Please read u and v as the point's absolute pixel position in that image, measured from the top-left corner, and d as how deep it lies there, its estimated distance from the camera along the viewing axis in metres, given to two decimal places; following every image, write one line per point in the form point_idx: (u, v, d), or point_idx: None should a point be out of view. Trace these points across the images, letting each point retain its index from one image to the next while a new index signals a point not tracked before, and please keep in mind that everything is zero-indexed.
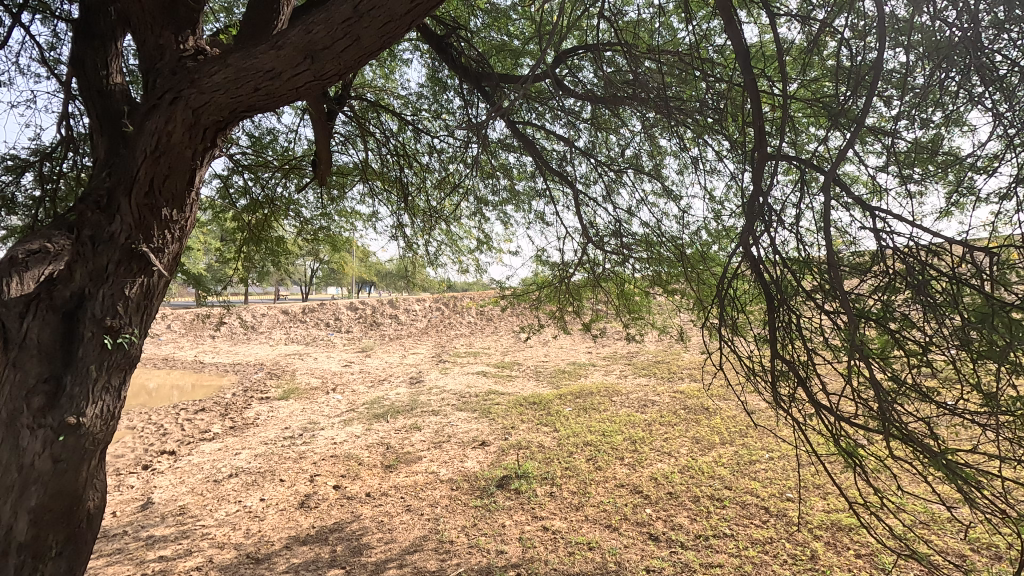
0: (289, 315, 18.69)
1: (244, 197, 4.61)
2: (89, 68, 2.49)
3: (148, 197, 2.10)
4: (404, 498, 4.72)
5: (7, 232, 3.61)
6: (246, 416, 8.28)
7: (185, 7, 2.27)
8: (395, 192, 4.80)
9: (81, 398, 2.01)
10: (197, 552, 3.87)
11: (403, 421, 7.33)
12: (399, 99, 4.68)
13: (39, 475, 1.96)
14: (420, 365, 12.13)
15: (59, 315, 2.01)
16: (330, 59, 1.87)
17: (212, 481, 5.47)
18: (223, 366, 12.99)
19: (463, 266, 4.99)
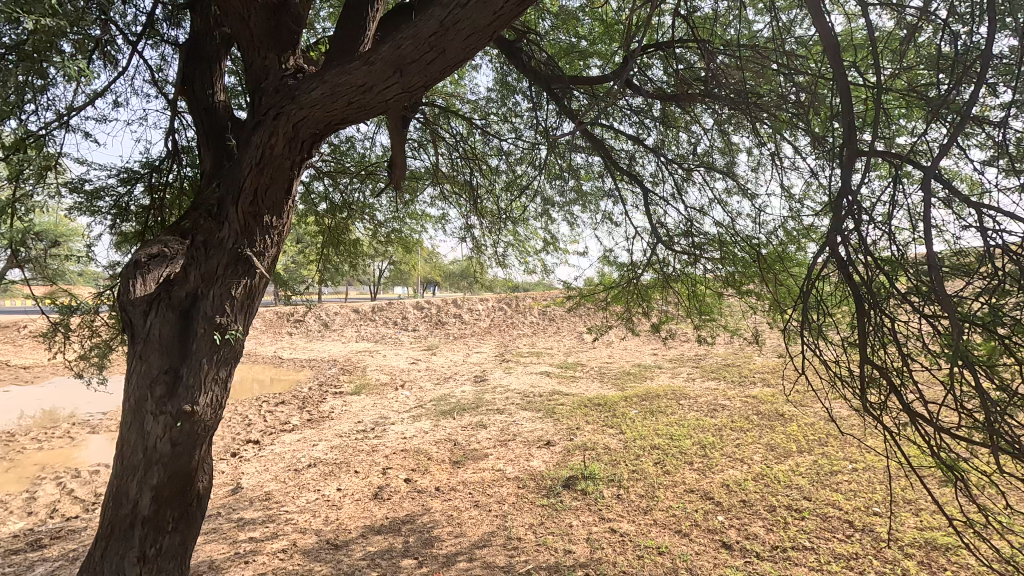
0: (359, 314, 19.51)
1: (323, 202, 4.87)
2: (198, 88, 2.74)
3: (252, 205, 2.28)
4: (472, 494, 4.84)
5: (121, 237, 4.00)
6: (322, 410, 8.73)
7: (286, 29, 2.46)
8: (464, 195, 4.91)
9: (195, 388, 2.21)
10: (282, 535, 4.14)
11: (469, 419, 7.49)
12: (469, 103, 4.79)
13: (159, 457, 2.21)
14: (484, 364, 12.33)
15: (176, 313, 2.22)
16: (417, 72, 1.98)
17: (294, 469, 5.82)
18: (299, 362, 13.74)
19: (529, 267, 5.03)
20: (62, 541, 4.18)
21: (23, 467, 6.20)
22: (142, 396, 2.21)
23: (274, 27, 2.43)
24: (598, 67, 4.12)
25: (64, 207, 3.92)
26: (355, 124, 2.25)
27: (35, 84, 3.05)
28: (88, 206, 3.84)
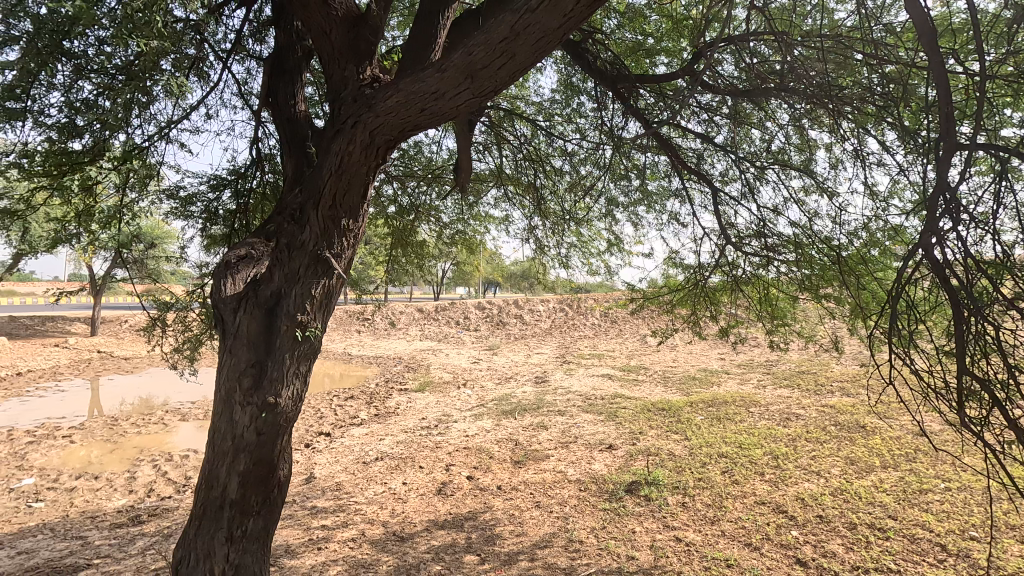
0: (424, 313, 20.03)
1: (392, 205, 5.04)
2: (281, 99, 2.92)
3: (331, 209, 2.40)
4: (533, 494, 4.85)
5: (210, 240, 4.31)
6: (388, 406, 9.04)
7: (363, 40, 2.57)
8: (528, 197, 4.94)
9: (278, 382, 2.35)
10: (352, 524, 4.32)
11: (530, 419, 7.52)
12: (534, 105, 4.82)
13: (246, 445, 2.37)
14: (545, 365, 12.33)
15: (263, 310, 2.37)
16: (488, 77, 2.03)
17: (362, 462, 6.06)
18: (367, 358, 14.28)
19: (592, 267, 4.98)
20: (158, 518, 4.56)
21: (124, 449, 6.81)
22: (231, 388, 2.37)
23: (353, 39, 2.56)
24: (666, 64, 4.04)
25: (161, 212, 4.28)
26: (427, 129, 2.33)
27: (141, 100, 3.35)
28: (182, 211, 4.17)
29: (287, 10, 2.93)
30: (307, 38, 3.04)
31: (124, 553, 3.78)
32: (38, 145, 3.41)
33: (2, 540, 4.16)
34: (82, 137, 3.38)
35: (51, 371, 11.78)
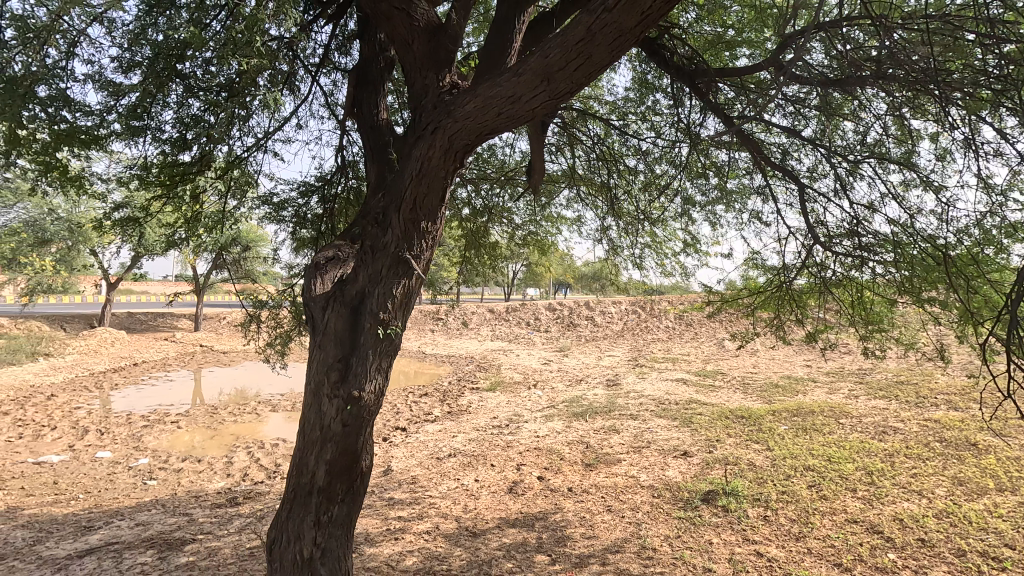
0: (495, 313, 20.31)
1: (466, 207, 5.16)
2: (366, 108, 3.08)
3: (412, 212, 2.49)
4: (605, 498, 4.79)
5: (299, 242, 4.60)
6: (461, 404, 9.24)
7: (443, 48, 2.66)
8: (600, 198, 4.88)
9: (361, 377, 2.47)
10: (426, 517, 4.47)
11: (601, 422, 7.43)
12: (607, 104, 4.77)
13: (332, 436, 2.52)
14: (616, 368, 12.14)
15: (348, 309, 2.51)
16: (564, 79, 2.05)
17: (436, 458, 6.24)
18: (440, 357, 14.68)
19: (667, 269, 4.85)
20: (252, 501, 4.92)
21: (223, 436, 7.41)
22: (320, 381, 2.53)
23: (433, 48, 2.65)
24: (748, 56, 3.86)
25: (257, 217, 4.61)
26: (503, 133, 2.37)
27: (240, 114, 3.64)
28: (275, 216, 4.48)
29: (371, 24, 3.09)
30: (389, 50, 3.19)
31: (223, 531, 4.11)
32: (154, 158, 3.79)
33: (122, 513, 4.65)
34: (191, 150, 3.72)
35: (162, 362, 13.03)
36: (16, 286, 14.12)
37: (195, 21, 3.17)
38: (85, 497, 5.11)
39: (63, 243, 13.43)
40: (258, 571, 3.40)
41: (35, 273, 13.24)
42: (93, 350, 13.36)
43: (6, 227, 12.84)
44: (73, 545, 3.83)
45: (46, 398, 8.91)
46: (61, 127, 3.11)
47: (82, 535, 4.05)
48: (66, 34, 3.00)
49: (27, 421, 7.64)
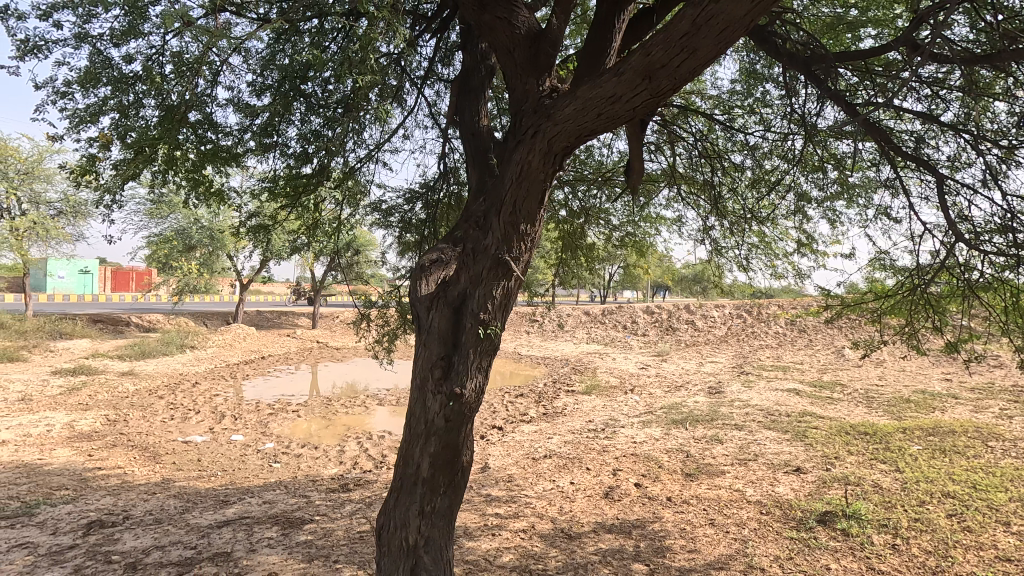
0: (591, 316, 20.17)
1: (562, 209, 5.16)
2: (467, 116, 3.19)
3: (511, 215, 2.53)
4: (707, 511, 4.57)
5: (404, 247, 4.85)
6: (556, 406, 9.27)
7: (544, 54, 2.71)
8: (703, 196, 4.66)
9: (463, 374, 2.56)
10: (522, 516, 4.53)
11: (703, 431, 7.09)
12: (711, 98, 4.56)
13: (436, 430, 2.64)
14: (720, 375, 11.53)
15: (450, 309, 2.62)
16: (666, 76, 2.03)
17: (532, 458, 6.30)
18: (536, 359, 14.80)
19: (777, 271, 4.52)
20: (362, 488, 5.27)
21: (336, 426, 8.00)
22: (425, 378, 2.66)
23: (534, 54, 2.70)
24: (873, 36, 3.54)
25: (368, 224, 4.94)
26: (602, 134, 2.37)
27: (354, 128, 3.93)
28: (383, 222, 4.77)
29: (473, 34, 3.20)
30: (490, 58, 3.28)
31: (337, 514, 4.44)
32: (281, 171, 4.19)
33: (252, 491, 5.18)
34: (311, 163, 4.07)
35: (284, 356, 14.33)
36: (169, 287, 16.24)
37: (316, 45, 3.47)
38: (222, 474, 5.76)
39: (206, 249, 15.23)
40: (367, 554, 3.63)
41: (184, 275, 15.14)
42: (229, 344, 15.02)
43: (162, 235, 14.83)
44: (213, 517, 4.33)
45: (192, 385, 10.14)
46: (206, 147, 3.54)
47: (221, 508, 4.58)
48: (211, 65, 3.41)
49: (177, 405, 8.75)
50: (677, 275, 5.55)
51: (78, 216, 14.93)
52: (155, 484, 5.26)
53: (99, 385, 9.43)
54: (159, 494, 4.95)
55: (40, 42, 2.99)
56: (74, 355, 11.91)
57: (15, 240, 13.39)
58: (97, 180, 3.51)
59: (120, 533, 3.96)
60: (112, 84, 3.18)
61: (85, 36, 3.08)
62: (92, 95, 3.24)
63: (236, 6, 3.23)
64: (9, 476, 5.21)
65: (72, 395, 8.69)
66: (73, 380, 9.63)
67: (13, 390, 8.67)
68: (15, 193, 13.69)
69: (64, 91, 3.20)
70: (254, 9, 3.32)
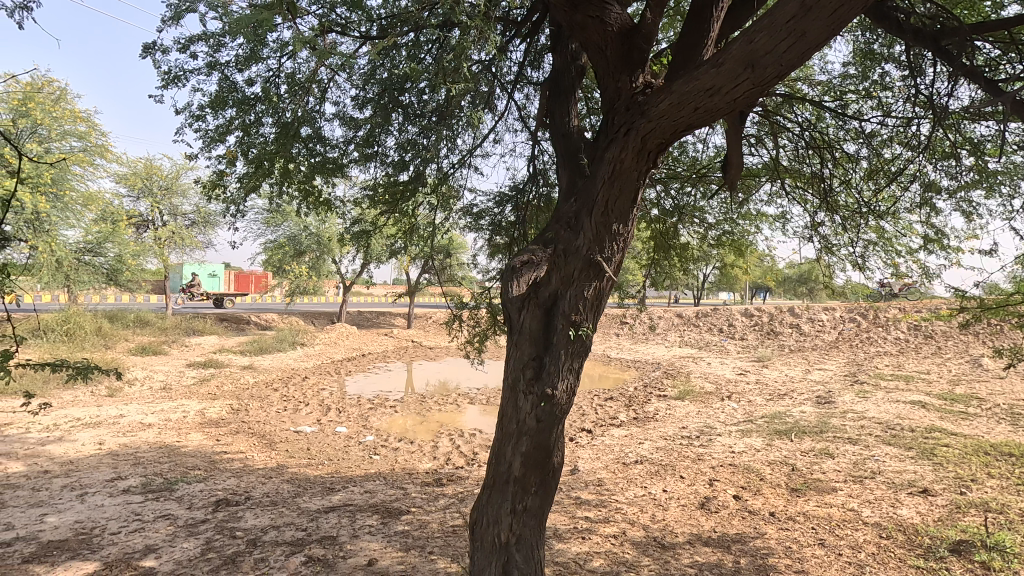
0: (684, 319, 19.48)
1: (654, 208, 5.00)
2: (558, 117, 3.20)
3: (604, 216, 2.51)
4: (816, 530, 4.23)
5: (494, 249, 4.93)
6: (647, 410, 9.02)
7: (637, 50, 2.66)
8: (811, 190, 4.32)
9: (555, 375, 2.57)
10: (613, 522, 4.44)
11: (811, 444, 6.57)
12: (819, 85, 4.23)
13: (527, 430, 2.66)
14: (829, 384, 10.63)
15: (542, 309, 2.63)
16: (771, 63, 1.96)
17: (622, 463, 6.18)
18: (626, 362, 14.50)
19: (899, 270, 4.10)
20: (454, 483, 5.44)
21: (430, 422, 8.33)
22: (517, 378, 2.69)
23: (627, 51, 2.66)
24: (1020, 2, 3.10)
25: (460, 228, 5.08)
26: (698, 129, 2.31)
27: (448, 135, 4.07)
28: (474, 225, 4.89)
29: (564, 35, 3.20)
30: (582, 57, 3.25)
31: (431, 507, 4.62)
32: (380, 179, 4.44)
33: (354, 480, 5.52)
34: (407, 170, 4.27)
35: (383, 354, 15.13)
36: (283, 289, 17.73)
37: (412, 58, 3.64)
38: (328, 463, 6.19)
39: (314, 253, 16.46)
40: (460, 548, 3.74)
41: (295, 278, 16.45)
42: (334, 341, 16.15)
43: (277, 241, 16.26)
44: (321, 502, 4.67)
45: (302, 379, 11.01)
46: (315, 159, 3.83)
47: (327, 494, 4.92)
48: (320, 83, 3.69)
49: (289, 397, 9.53)
50: (782, 276, 5.18)
51: (208, 226, 16.74)
52: (271, 469, 5.76)
53: (225, 377, 10.50)
54: (275, 478, 5.43)
55: (179, 72, 3.39)
56: (205, 349, 13.35)
57: (158, 248, 15.26)
58: (225, 193, 3.92)
59: (243, 511, 4.39)
60: (236, 105, 3.53)
61: (215, 64, 3.45)
62: (221, 117, 3.62)
63: (341, 26, 3.46)
64: (154, 455, 5.95)
65: (203, 386, 9.74)
66: (204, 372, 10.81)
67: (157, 379, 9.88)
68: (159, 207, 15.60)
69: (198, 114, 3.60)
70: (357, 28, 3.54)
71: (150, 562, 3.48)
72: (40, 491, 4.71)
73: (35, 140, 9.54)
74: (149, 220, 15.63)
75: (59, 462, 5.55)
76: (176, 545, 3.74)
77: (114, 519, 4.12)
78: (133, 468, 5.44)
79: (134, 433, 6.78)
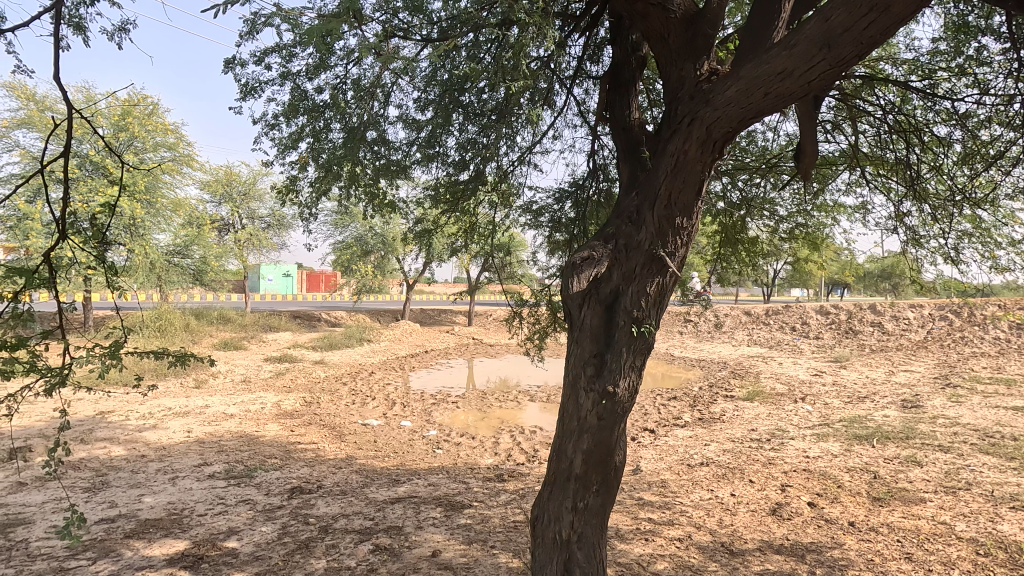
0: (752, 316, 18.73)
1: (720, 202, 4.81)
2: (618, 110, 3.13)
3: (666, 209, 2.43)
4: (902, 543, 3.94)
5: (553, 246, 4.91)
6: (713, 411, 8.72)
7: (701, 36, 2.57)
8: (896, 178, 4.01)
9: (617, 372, 2.53)
10: (678, 524, 4.32)
11: (895, 451, 6.12)
12: (905, 63, 3.92)
13: (588, 427, 2.63)
14: (916, 387, 9.87)
15: (603, 306, 2.59)
16: (850, 41, 1.88)
17: (687, 464, 6.01)
18: (690, 361, 14.07)
19: (999, 262, 3.73)
20: (516, 479, 5.47)
21: (491, 418, 8.44)
22: (577, 375, 2.67)
23: (691, 37, 2.57)
24: None
25: (519, 225, 5.09)
26: (768, 115, 2.23)
27: (507, 132, 4.09)
28: (534, 222, 4.89)
29: (624, 26, 3.13)
30: (643, 47, 3.17)
31: (492, 502, 4.66)
32: (441, 179, 4.52)
33: (418, 473, 5.67)
34: (467, 170, 4.33)
35: (445, 351, 15.45)
36: (351, 288, 18.47)
37: (472, 58, 3.68)
38: (394, 455, 6.39)
39: (379, 253, 17.04)
40: (522, 543, 3.76)
41: (362, 277, 17.10)
42: (398, 338, 16.67)
43: (345, 241, 16.96)
44: (387, 493, 4.83)
45: (370, 374, 11.42)
46: (380, 161, 3.94)
47: (393, 486, 5.09)
48: (384, 87, 3.80)
49: (357, 391, 9.92)
50: (863, 271, 4.84)
51: (282, 228, 17.70)
52: (341, 460, 6.02)
53: (298, 371, 11.07)
54: (345, 469, 5.67)
55: (256, 83, 3.58)
56: (280, 345, 14.12)
57: (238, 249, 16.29)
58: (298, 197, 4.12)
59: (315, 499, 4.61)
60: (306, 113, 3.70)
61: (288, 74, 3.63)
62: (293, 124, 3.81)
63: (403, 30, 3.54)
64: (235, 443, 6.36)
65: (279, 379, 10.32)
66: (280, 366, 11.45)
67: (238, 372, 10.55)
68: (238, 211, 16.67)
69: (272, 123, 3.81)
70: (418, 31, 3.62)
71: (233, 543, 3.72)
72: (138, 473, 5.16)
73: (132, 152, 10.43)
74: (230, 223, 16.72)
75: (153, 447, 6.04)
76: (255, 528, 3.98)
77: (201, 502, 4.44)
78: (217, 455, 5.84)
79: (218, 423, 7.27)
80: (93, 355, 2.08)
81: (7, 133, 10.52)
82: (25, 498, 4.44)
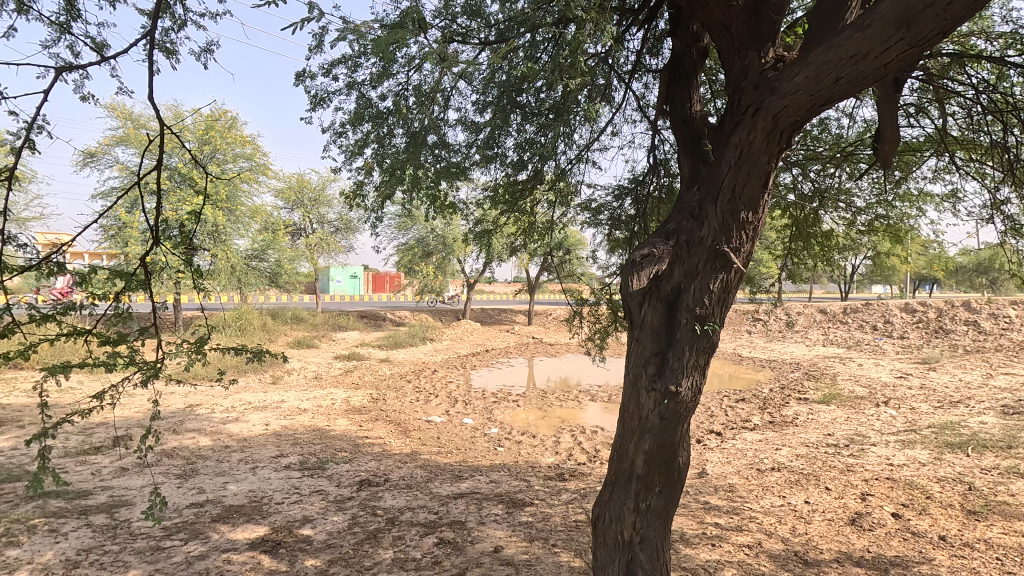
0: (827, 315, 17.76)
1: (791, 193, 4.57)
2: (678, 103, 3.05)
3: (731, 203, 2.34)
4: (1002, 561, 3.61)
5: (613, 244, 4.83)
6: (785, 414, 8.32)
7: (766, 22, 2.48)
8: (991, 163, 3.69)
9: (679, 371, 2.47)
10: (747, 531, 4.16)
11: (994, 460, 5.61)
12: (1001, 37, 3.59)
13: (650, 427, 2.58)
14: (1020, 391, 8.97)
15: (664, 304, 2.55)
16: (931, 17, 1.74)
17: (756, 469, 5.76)
18: (760, 361, 13.49)
19: None
20: (577, 478, 5.46)
21: (551, 417, 8.45)
22: (638, 373, 2.64)
23: (755, 24, 2.49)
24: None
25: (579, 223, 5.05)
26: (840, 100, 2.12)
27: (565, 131, 4.11)
28: (593, 220, 4.85)
29: (684, 17, 3.04)
30: (704, 37, 3.06)
31: (554, 500, 4.68)
32: (501, 180, 4.57)
33: (481, 469, 5.78)
34: (526, 169, 4.36)
35: (505, 349, 15.59)
36: (414, 288, 19.00)
37: (529, 57, 3.69)
38: (456, 452, 6.53)
39: (440, 254, 17.41)
40: (583, 543, 3.75)
41: (424, 277, 17.56)
42: (460, 337, 17.01)
43: (409, 243, 17.48)
44: (451, 488, 4.95)
45: (432, 372, 11.72)
46: (440, 164, 4.03)
47: (456, 481, 5.20)
48: (444, 92, 3.90)
49: (421, 388, 10.21)
50: (954, 264, 4.46)
51: (350, 231, 18.48)
52: (406, 455, 6.23)
53: (366, 368, 11.51)
54: (410, 463, 5.86)
55: (324, 94, 3.77)
56: (349, 343, 14.73)
57: (309, 253, 17.16)
58: (364, 201, 4.29)
59: (383, 492, 4.80)
60: (371, 120, 3.84)
61: (353, 84, 3.79)
62: (359, 131, 3.97)
63: (462, 35, 3.61)
64: (309, 436, 6.72)
65: (348, 376, 10.79)
66: (348, 364, 11.96)
67: (310, 369, 11.11)
68: (309, 216, 17.54)
69: (340, 131, 3.98)
70: (476, 35, 3.68)
71: (307, 531, 3.94)
72: (222, 462, 5.55)
73: (215, 163, 11.22)
74: (302, 228, 17.63)
75: (235, 438, 6.48)
76: (327, 517, 4.18)
77: (279, 491, 4.73)
78: (293, 447, 6.19)
79: (293, 417, 7.70)
80: (183, 350, 2.24)
81: (108, 150, 11.58)
82: (127, 482, 4.87)
